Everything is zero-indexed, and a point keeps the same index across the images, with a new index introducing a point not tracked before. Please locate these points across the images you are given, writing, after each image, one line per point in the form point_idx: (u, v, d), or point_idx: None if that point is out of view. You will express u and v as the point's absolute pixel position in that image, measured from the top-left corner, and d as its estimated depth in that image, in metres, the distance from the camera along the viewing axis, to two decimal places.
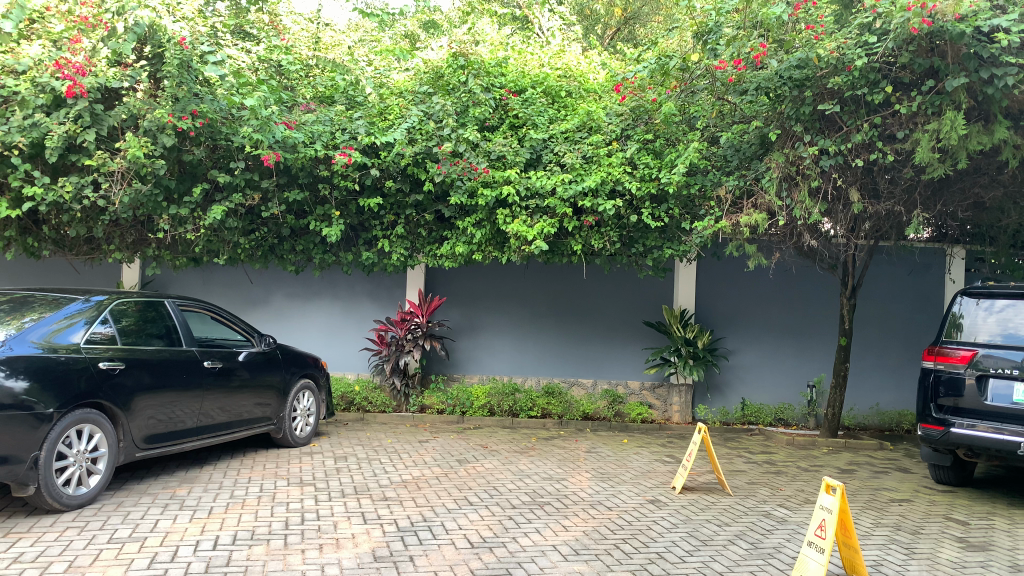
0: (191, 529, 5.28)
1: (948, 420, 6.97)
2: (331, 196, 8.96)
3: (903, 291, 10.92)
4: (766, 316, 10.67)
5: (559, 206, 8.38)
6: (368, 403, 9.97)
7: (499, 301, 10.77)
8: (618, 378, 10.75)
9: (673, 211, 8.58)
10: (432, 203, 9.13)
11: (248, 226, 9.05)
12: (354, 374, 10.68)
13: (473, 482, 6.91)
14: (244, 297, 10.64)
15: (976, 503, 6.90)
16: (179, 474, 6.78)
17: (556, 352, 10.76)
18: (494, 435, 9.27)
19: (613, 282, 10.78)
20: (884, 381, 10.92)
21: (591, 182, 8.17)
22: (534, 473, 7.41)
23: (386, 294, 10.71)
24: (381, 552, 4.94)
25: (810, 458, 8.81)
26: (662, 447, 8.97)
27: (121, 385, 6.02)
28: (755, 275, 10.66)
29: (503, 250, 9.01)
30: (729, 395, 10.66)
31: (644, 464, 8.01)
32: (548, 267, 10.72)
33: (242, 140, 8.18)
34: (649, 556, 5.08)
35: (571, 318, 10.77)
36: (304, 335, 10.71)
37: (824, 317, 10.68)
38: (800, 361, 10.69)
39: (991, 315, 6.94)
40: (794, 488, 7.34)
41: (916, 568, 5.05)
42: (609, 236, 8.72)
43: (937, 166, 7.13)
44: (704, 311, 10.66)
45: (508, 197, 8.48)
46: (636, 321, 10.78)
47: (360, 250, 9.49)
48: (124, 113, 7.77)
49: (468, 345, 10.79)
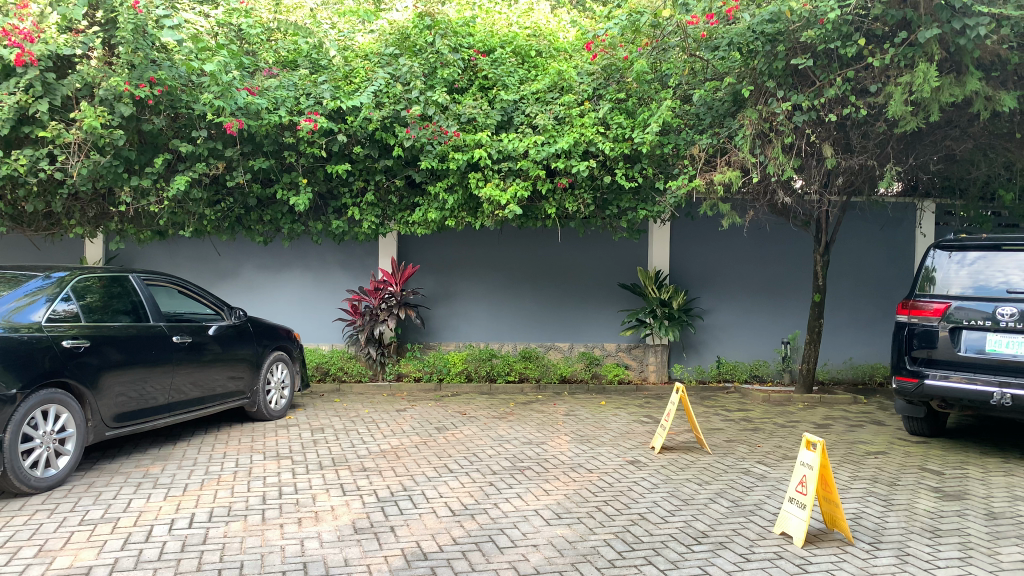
0: (166, 507, 5.18)
1: (922, 373, 7.04)
2: (298, 164, 8.73)
3: (875, 247, 10.99)
4: (740, 275, 10.68)
5: (532, 169, 8.24)
6: (343, 373, 9.89)
7: (474, 267, 10.63)
8: (595, 341, 10.75)
9: (647, 171, 8.48)
10: (403, 168, 8.94)
11: (213, 196, 8.84)
12: (328, 345, 10.56)
13: (453, 450, 6.85)
14: (213, 270, 10.40)
15: (950, 453, 6.99)
16: (152, 452, 6.65)
17: (533, 316, 10.70)
18: (473, 402, 9.22)
19: (588, 245, 10.71)
20: (858, 336, 11.04)
21: (563, 145, 8.03)
22: (513, 438, 7.37)
23: (359, 263, 10.56)
24: (362, 524, 4.88)
25: (786, 413, 8.87)
26: (640, 408, 8.98)
27: (87, 363, 5.85)
28: (730, 234, 10.64)
29: (476, 215, 8.85)
30: (705, 354, 10.71)
31: (622, 426, 8.02)
32: (523, 231, 10.61)
33: (203, 108, 7.94)
34: (631, 518, 5.08)
35: (546, 282, 10.70)
36: (276, 307, 10.52)
37: (797, 274, 10.73)
38: (774, 318, 10.76)
39: (964, 268, 6.98)
40: (772, 444, 7.39)
41: (895, 520, 5.11)
42: (583, 199, 8.61)
43: (910, 120, 7.13)
44: (679, 272, 10.63)
45: (480, 161, 8.32)
46: (612, 284, 10.75)
47: (330, 218, 9.30)
48: (79, 82, 7.49)
49: (444, 313, 10.66)
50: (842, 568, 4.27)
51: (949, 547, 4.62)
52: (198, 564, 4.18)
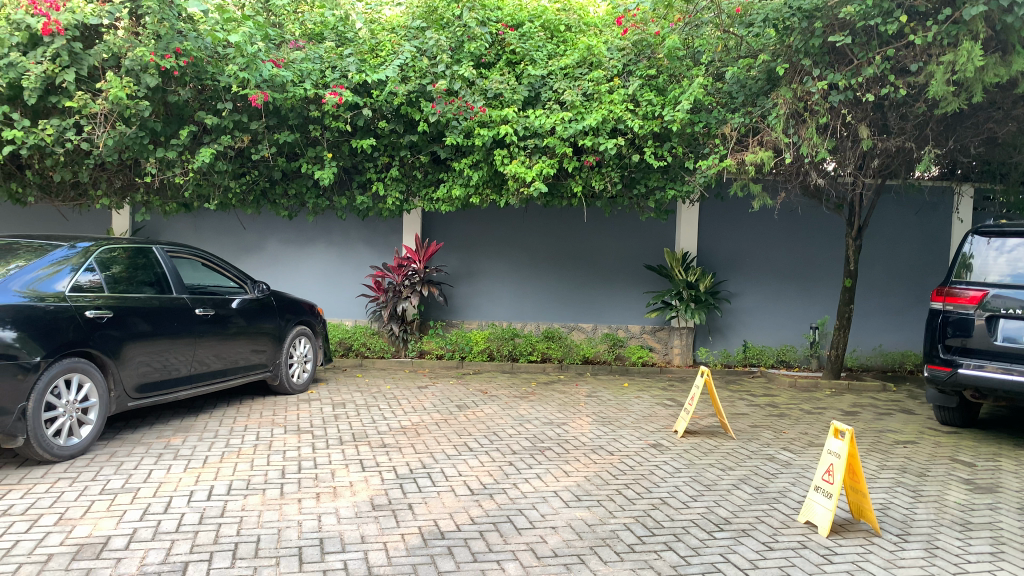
0: (185, 479, 5.19)
1: (955, 361, 6.85)
2: (323, 138, 8.67)
3: (908, 231, 10.73)
4: (770, 258, 10.48)
5: (559, 147, 8.11)
6: (366, 349, 9.89)
7: (498, 245, 10.54)
8: (619, 322, 10.63)
9: (676, 150, 8.30)
10: (428, 143, 8.84)
11: (238, 169, 8.82)
12: (351, 320, 10.55)
13: (473, 428, 6.80)
14: (238, 244, 10.42)
15: (981, 445, 6.82)
16: (174, 423, 6.67)
17: (556, 296, 10.60)
18: (494, 380, 9.17)
19: (615, 225, 10.56)
20: (888, 323, 10.82)
21: (591, 121, 7.88)
22: (533, 418, 7.31)
23: (382, 240, 10.51)
24: (380, 501, 4.85)
25: (812, 400, 8.72)
26: (663, 390, 8.88)
27: (111, 333, 5.87)
28: (760, 216, 10.43)
29: (501, 192, 8.74)
30: (730, 338, 10.55)
31: (645, 408, 7.92)
32: (548, 210, 10.49)
33: (228, 79, 7.89)
34: (652, 502, 5.00)
35: (572, 262, 10.59)
36: (300, 282, 10.52)
37: (829, 258, 10.51)
38: (803, 303, 10.56)
39: (1002, 255, 6.76)
40: (797, 430, 7.26)
41: (924, 512, 4.97)
42: (610, 177, 8.46)
43: (951, 101, 6.89)
44: (706, 254, 10.46)
45: (506, 137, 8.20)
46: (637, 265, 10.61)
47: (354, 194, 9.25)
48: (105, 52, 7.46)
49: (467, 291, 10.59)
50: (868, 560, 4.15)
51: (981, 541, 4.49)
52: (215, 537, 4.17)
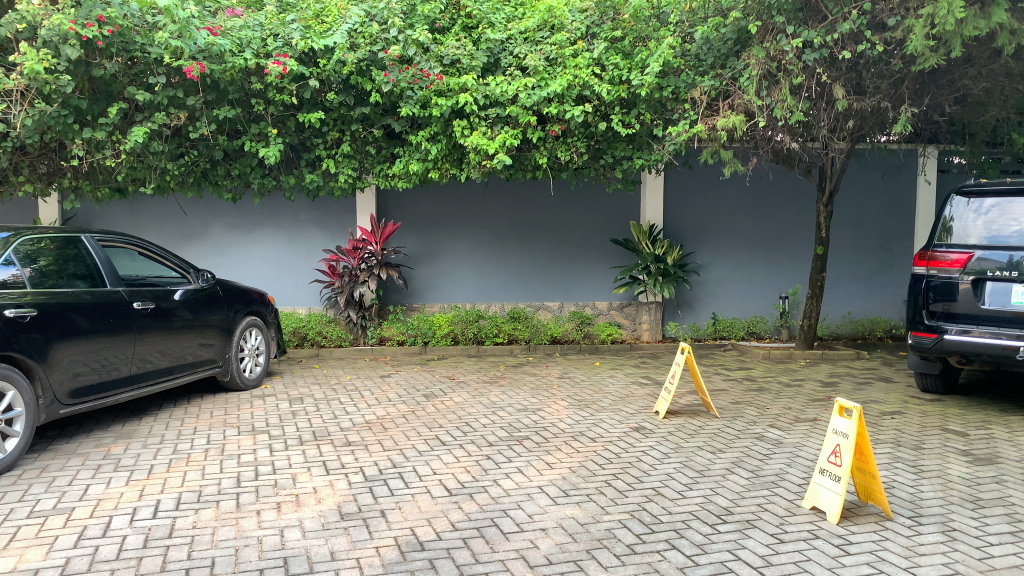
0: (128, 494, 4.64)
1: (942, 328, 6.61)
2: (267, 113, 8.04)
3: (875, 196, 10.56)
4: (739, 227, 10.20)
5: (522, 116, 7.64)
6: (322, 338, 9.34)
7: (458, 223, 10.03)
8: (586, 299, 10.28)
9: (644, 116, 7.91)
10: (381, 116, 8.29)
11: (175, 149, 8.16)
12: (305, 308, 9.97)
13: (444, 419, 6.35)
14: (179, 231, 9.71)
15: (969, 412, 6.62)
16: (114, 429, 6.08)
17: (521, 275, 10.18)
18: (460, 366, 8.73)
19: (580, 199, 10.16)
20: (857, 289, 10.65)
21: (557, 87, 7.42)
22: (506, 405, 6.88)
23: (335, 221, 9.95)
24: (348, 508, 4.39)
25: (789, 372, 8.47)
26: (636, 368, 8.54)
27: (37, 333, 5.25)
28: (727, 185, 10.14)
29: (462, 166, 8.26)
30: (699, 311, 10.27)
31: (621, 388, 7.56)
32: (509, 185, 10.03)
33: (159, 51, 7.21)
34: (645, 494, 4.63)
35: (535, 238, 10.16)
36: (248, 270, 9.88)
37: (799, 226, 10.29)
38: (773, 272, 10.33)
39: (980, 217, 6.53)
40: (781, 405, 6.98)
41: (929, 489, 4.70)
42: (576, 147, 8.02)
43: (929, 56, 6.62)
44: (674, 225, 10.11)
45: (465, 107, 7.70)
46: (604, 239, 10.25)
47: (303, 172, 8.65)
48: (19, 21, 6.71)
49: (427, 273, 10.07)
50: (886, 549, 3.84)
51: (997, 520, 4.22)
52: (162, 563, 3.66)
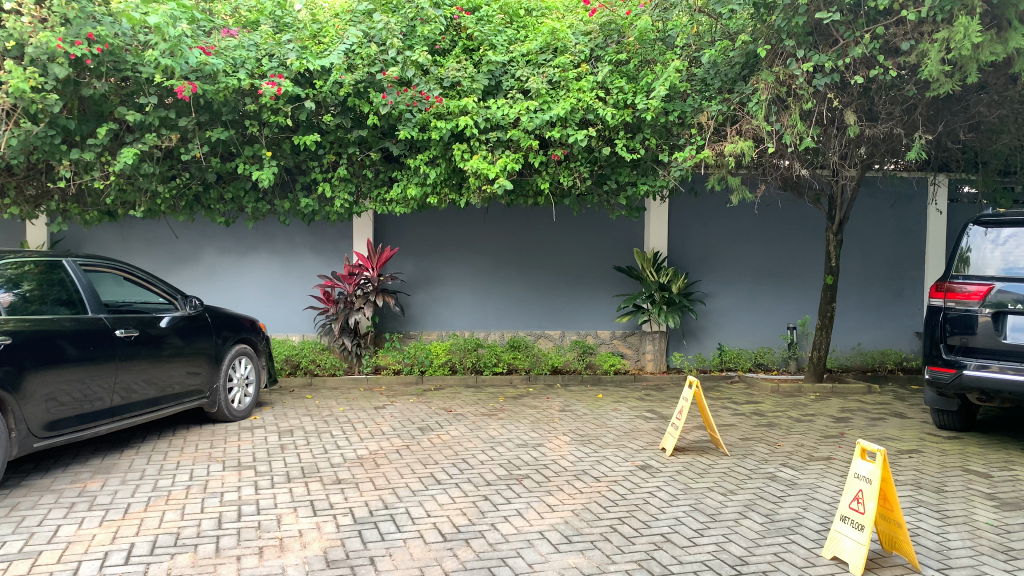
0: (100, 536, 4.33)
1: (960, 363, 6.32)
2: (261, 135, 7.82)
3: (884, 225, 10.32)
4: (745, 255, 9.96)
5: (524, 140, 7.42)
6: (316, 366, 9.07)
7: (458, 249, 9.78)
8: (588, 328, 10.01)
9: (649, 142, 7.69)
10: (378, 139, 8.08)
11: (167, 171, 7.94)
12: (299, 335, 9.70)
13: (440, 455, 6.05)
14: (171, 255, 9.46)
15: (990, 451, 6.32)
16: (93, 463, 5.78)
17: (521, 303, 9.91)
18: (458, 397, 8.43)
19: (582, 225, 9.93)
20: (866, 320, 10.39)
21: (559, 111, 7.21)
22: (505, 440, 6.58)
23: (331, 246, 9.71)
24: (335, 554, 4.08)
25: (799, 406, 8.17)
26: (640, 401, 8.25)
27: (11, 362, 4.97)
28: (733, 211, 9.91)
29: (462, 191, 8.03)
30: (705, 341, 9.99)
31: (625, 423, 7.27)
32: (510, 210, 9.80)
33: (151, 70, 7.01)
34: (653, 540, 4.33)
35: (536, 265, 9.91)
36: (241, 296, 9.62)
37: (807, 254, 10.05)
38: (780, 302, 10.06)
39: (998, 248, 6.28)
40: (792, 442, 6.68)
41: (957, 538, 4.39)
42: (579, 172, 7.79)
43: (944, 81, 6.41)
44: (679, 253, 9.87)
45: (465, 130, 7.48)
46: (606, 267, 10.00)
47: (298, 196, 8.43)
48: (6, 39, 6.52)
49: (425, 300, 9.80)
50: None
51: None
52: None
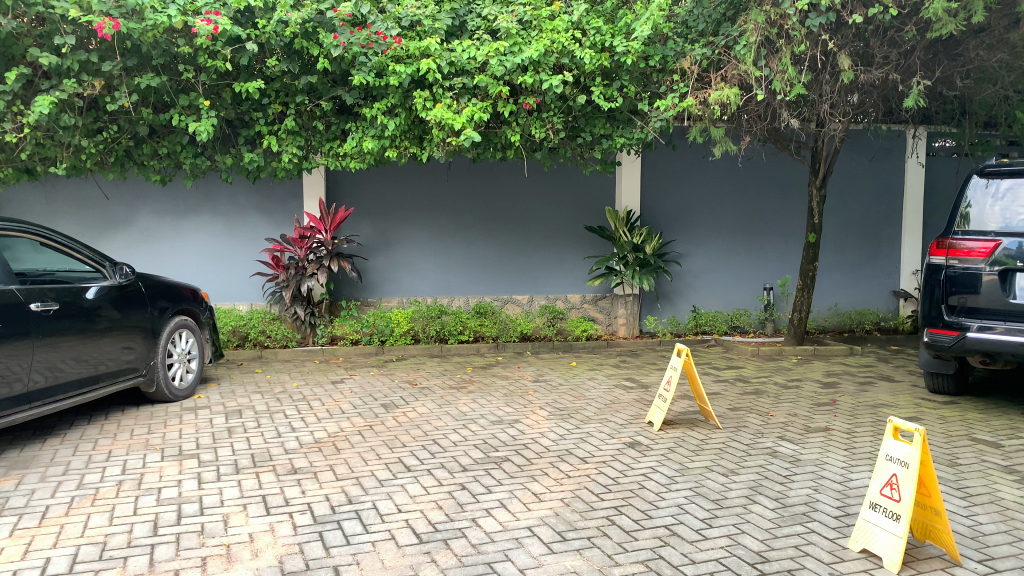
0: (10, 549, 3.65)
1: (963, 324, 5.92)
2: (197, 83, 6.98)
3: (862, 181, 9.93)
4: (722, 213, 9.48)
5: (492, 87, 6.73)
6: (266, 338, 8.38)
7: (418, 210, 9.10)
8: (558, 292, 9.47)
9: (628, 90, 7.05)
10: (330, 87, 7.32)
11: (91, 124, 7.08)
12: (247, 305, 8.95)
13: (407, 436, 5.46)
14: (101, 218, 8.59)
15: (991, 417, 5.97)
16: (9, 456, 5.05)
17: (487, 266, 9.31)
18: (422, 368, 7.83)
19: (551, 182, 9.31)
20: (843, 279, 10.04)
21: (532, 53, 6.52)
22: (478, 417, 6.00)
23: (279, 207, 8.93)
24: (292, 565, 3.48)
25: (783, 370, 7.78)
26: (616, 369, 7.76)
27: None
28: (710, 167, 9.39)
29: (424, 144, 7.34)
30: (679, 304, 9.52)
31: (604, 393, 6.76)
32: (475, 167, 9.13)
33: (65, 5, 6.13)
34: (657, 534, 3.82)
35: (503, 226, 9.29)
36: (181, 262, 8.81)
37: (787, 211, 9.62)
38: (757, 261, 9.64)
39: (999, 203, 5.86)
40: (784, 411, 6.25)
41: (988, 520, 3.98)
42: (552, 123, 7.14)
43: (947, 21, 5.93)
44: (653, 211, 9.34)
45: (427, 75, 6.75)
46: (577, 226, 9.43)
47: (241, 150, 7.64)
48: None
49: (383, 265, 9.11)
50: None
51: None
52: None
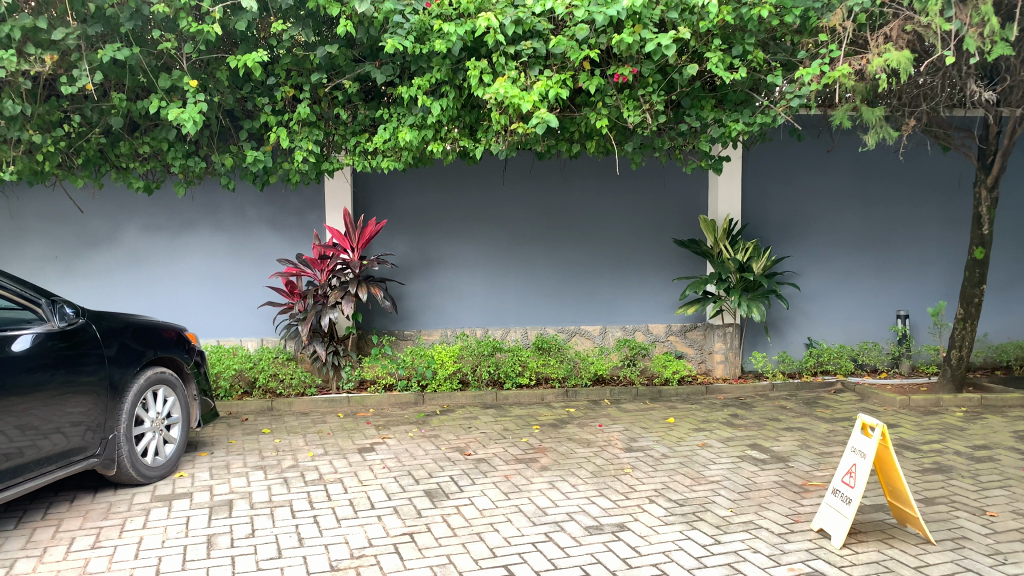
0: None
1: None
2: (180, 57, 5.26)
3: (1017, 181, 7.93)
4: (845, 222, 7.58)
5: (574, 53, 4.93)
6: (279, 384, 6.68)
7: (466, 221, 7.33)
8: (637, 321, 7.64)
9: (755, 55, 5.20)
10: (353, 63, 5.64)
11: (48, 114, 5.43)
12: (256, 341, 7.28)
13: (466, 560, 3.64)
14: (74, 236, 6.96)
15: None
16: None
17: (550, 290, 7.51)
18: (475, 427, 6.03)
19: (631, 186, 7.51)
20: (991, 303, 8.05)
21: (633, 0, 4.69)
22: (565, 519, 4.16)
23: (295, 220, 7.25)
24: None
25: (956, 431, 5.82)
26: (730, 430, 5.90)
27: None
28: (831, 165, 7.50)
29: (479, 134, 5.58)
30: (790, 336, 7.63)
31: (731, 473, 4.89)
32: (538, 167, 7.37)
33: None
34: None
35: (571, 241, 7.49)
36: (174, 290, 7.14)
37: (927, 219, 7.69)
38: (888, 282, 7.71)
39: None
40: (1005, 505, 4.32)
41: None
42: (651, 104, 5.30)
43: None
44: (758, 221, 7.48)
45: (485, 38, 5.00)
46: (662, 240, 7.59)
47: (244, 148, 5.95)
48: None
49: (422, 290, 7.35)
50: None
51: None
52: None
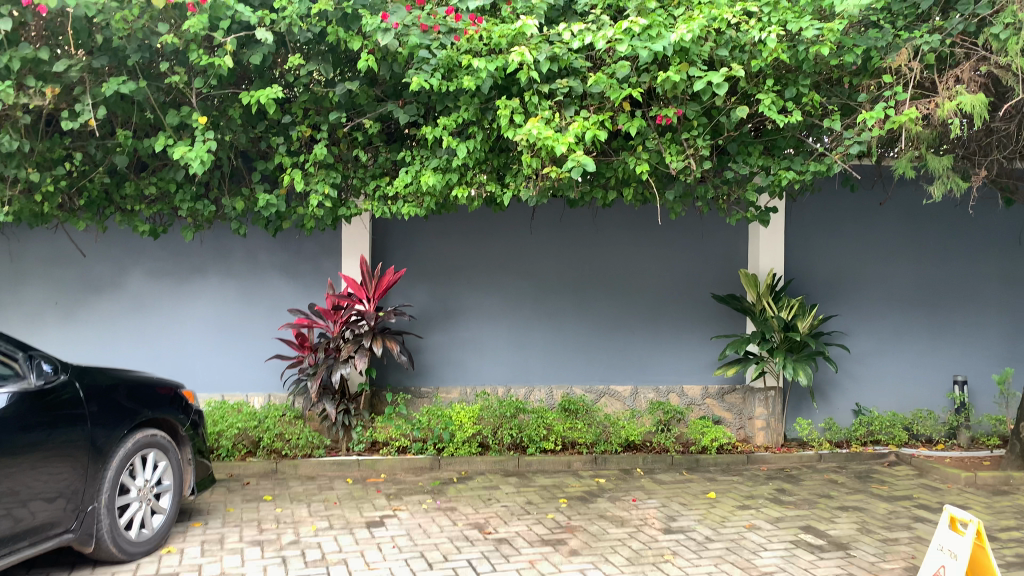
0: None
1: None
2: (190, 92, 4.91)
3: None
4: (896, 279, 7.07)
5: (613, 92, 4.52)
6: (285, 443, 6.12)
7: (490, 272, 6.90)
8: (672, 382, 7.09)
9: (811, 97, 4.77)
10: (376, 103, 5.30)
11: (49, 151, 5.10)
12: (262, 397, 6.80)
13: None
14: (75, 281, 6.59)
15: None
16: None
17: (578, 347, 7.01)
18: (497, 499, 5.49)
19: (666, 237, 7.06)
20: None
21: (682, 34, 4.28)
22: None
23: (309, 268, 6.84)
24: None
25: None
26: (779, 509, 5.31)
27: None
28: (881, 218, 7.03)
29: (507, 179, 5.17)
30: (837, 402, 7.05)
31: (788, 564, 4.29)
32: (568, 215, 6.96)
33: None
34: None
35: (601, 295, 7.01)
36: (178, 339, 6.72)
37: (984, 278, 7.16)
38: (943, 344, 7.15)
39: None
40: None
41: None
42: (696, 149, 4.86)
43: None
44: (802, 276, 6.98)
45: (517, 75, 4.62)
46: (699, 296, 7.10)
47: (256, 191, 5.58)
48: None
49: (441, 344, 6.88)
50: None
51: None
52: None
